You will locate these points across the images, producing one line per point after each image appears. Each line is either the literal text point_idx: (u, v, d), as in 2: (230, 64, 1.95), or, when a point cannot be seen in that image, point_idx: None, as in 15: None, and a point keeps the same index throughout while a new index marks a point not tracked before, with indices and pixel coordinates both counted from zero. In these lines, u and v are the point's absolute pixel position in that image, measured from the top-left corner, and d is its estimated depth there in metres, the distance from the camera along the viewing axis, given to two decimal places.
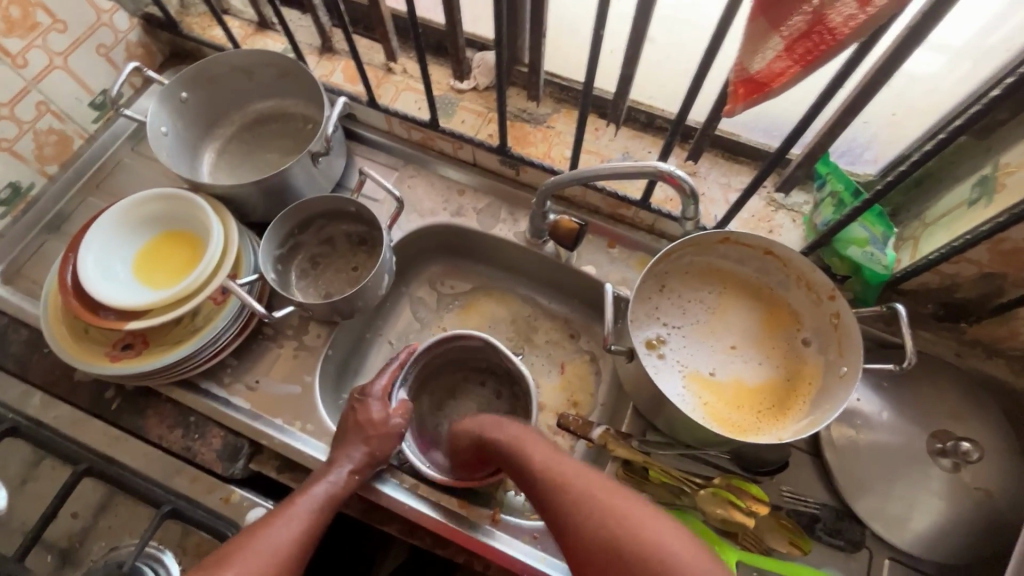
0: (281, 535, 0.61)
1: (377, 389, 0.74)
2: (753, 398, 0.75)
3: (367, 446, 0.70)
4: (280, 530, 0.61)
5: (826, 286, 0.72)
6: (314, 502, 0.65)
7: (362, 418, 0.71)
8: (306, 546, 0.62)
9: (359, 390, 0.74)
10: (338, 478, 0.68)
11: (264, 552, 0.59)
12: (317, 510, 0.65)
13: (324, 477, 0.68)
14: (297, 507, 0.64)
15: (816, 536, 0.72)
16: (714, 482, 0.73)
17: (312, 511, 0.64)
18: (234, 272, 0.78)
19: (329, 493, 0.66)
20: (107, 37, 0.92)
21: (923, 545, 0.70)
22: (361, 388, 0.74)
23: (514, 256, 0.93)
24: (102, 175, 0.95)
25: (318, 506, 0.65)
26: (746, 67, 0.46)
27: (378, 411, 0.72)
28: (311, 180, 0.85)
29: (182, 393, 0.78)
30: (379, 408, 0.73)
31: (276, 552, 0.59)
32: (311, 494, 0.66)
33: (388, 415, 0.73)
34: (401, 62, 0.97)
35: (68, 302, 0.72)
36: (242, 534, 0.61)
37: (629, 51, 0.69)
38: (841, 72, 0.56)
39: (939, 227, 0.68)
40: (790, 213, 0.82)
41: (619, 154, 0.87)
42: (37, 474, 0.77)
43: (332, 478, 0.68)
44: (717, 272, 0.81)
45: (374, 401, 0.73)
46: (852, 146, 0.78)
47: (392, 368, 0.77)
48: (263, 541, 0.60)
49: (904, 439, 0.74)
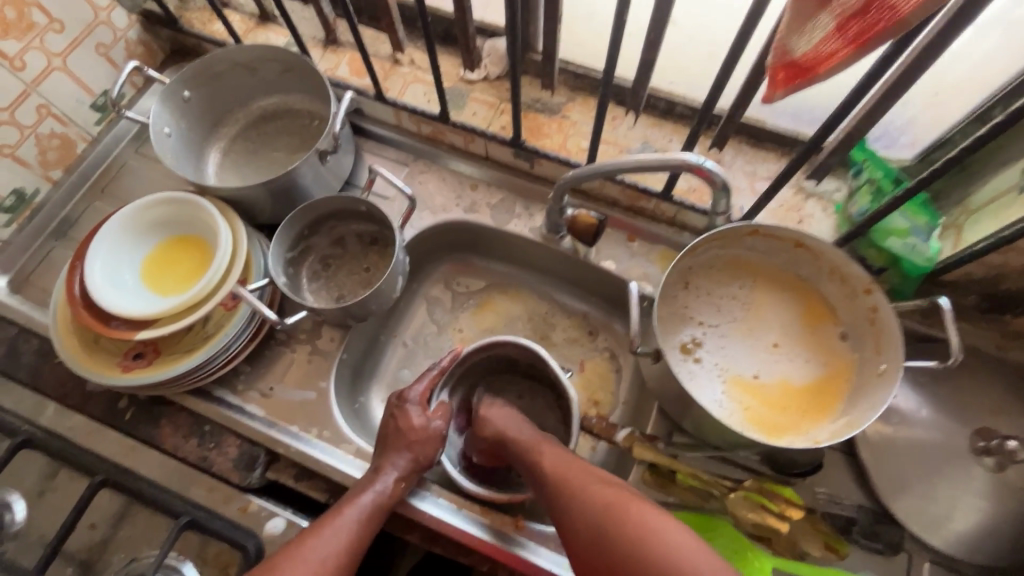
0: (328, 546, 0.60)
1: (417, 393, 0.73)
2: (799, 397, 0.71)
3: (410, 453, 0.69)
4: (327, 542, 0.61)
5: (862, 279, 0.68)
6: (360, 513, 0.64)
7: (403, 425, 0.70)
8: (352, 555, 0.62)
9: (398, 395, 0.74)
10: (384, 487, 0.66)
11: (311, 564, 0.59)
12: (363, 520, 0.64)
13: (371, 485, 0.66)
14: (343, 517, 0.63)
15: (853, 539, 0.69)
16: (745, 484, 0.70)
17: (358, 520, 0.63)
18: (244, 277, 0.76)
19: (375, 503, 0.65)
20: (105, 36, 0.89)
21: (965, 548, 0.67)
22: (399, 393, 0.74)
23: (530, 252, 0.90)
24: (107, 178, 0.93)
25: (363, 515, 0.64)
26: (789, 49, 0.43)
27: (417, 416, 0.71)
28: (320, 180, 0.82)
29: (194, 401, 0.77)
30: (418, 414, 0.72)
31: (324, 564, 0.59)
32: (357, 504, 0.64)
33: (428, 420, 0.72)
34: (408, 53, 0.93)
35: (78, 313, 0.70)
36: (291, 543, 0.61)
37: (651, 35, 0.64)
38: (888, 53, 0.52)
39: (986, 214, 0.65)
40: (820, 202, 0.78)
41: (638, 143, 0.83)
42: (54, 485, 0.76)
43: (379, 487, 0.66)
44: (750, 266, 0.78)
45: (413, 406, 0.72)
46: (889, 129, 0.73)
47: (432, 373, 0.75)
48: (310, 553, 0.59)
49: (944, 437, 0.70)
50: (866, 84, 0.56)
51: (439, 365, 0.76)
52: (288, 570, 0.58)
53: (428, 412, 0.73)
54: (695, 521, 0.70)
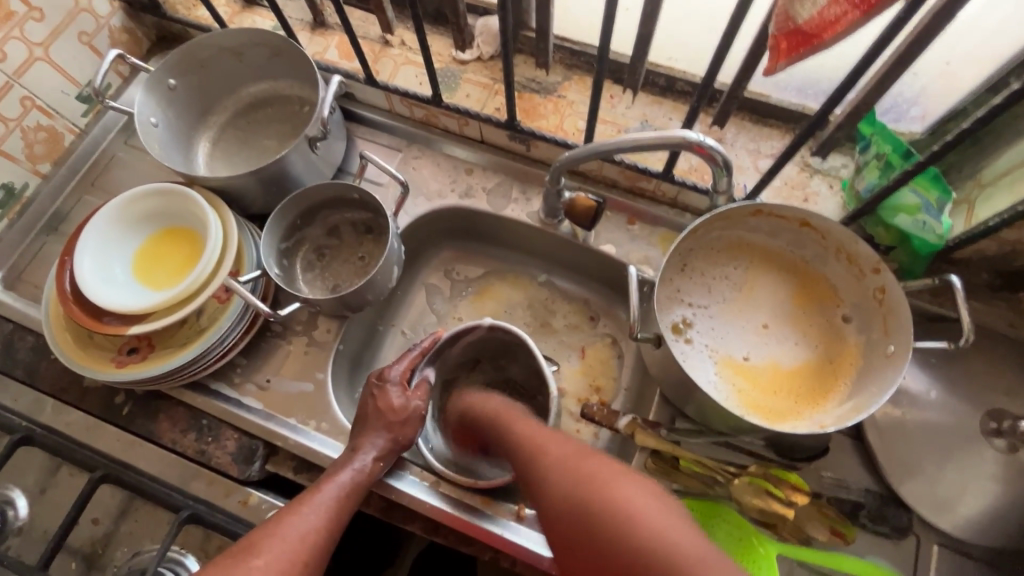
0: (308, 522, 0.59)
1: (398, 372, 0.72)
2: (791, 380, 0.70)
3: (389, 433, 0.68)
4: (305, 519, 0.59)
5: (871, 259, 0.66)
6: (338, 490, 0.63)
7: (382, 405, 0.69)
8: (330, 533, 0.60)
9: (377, 374, 0.72)
10: (362, 465, 0.66)
11: (291, 541, 0.57)
12: (340, 498, 0.63)
13: (348, 464, 0.66)
14: (321, 495, 0.62)
15: (860, 524, 0.68)
16: (750, 470, 0.69)
17: (336, 498, 0.62)
18: (237, 268, 0.74)
19: (354, 480, 0.64)
20: (88, 24, 0.87)
21: (976, 531, 0.66)
22: (378, 372, 0.72)
23: (527, 237, 0.88)
24: (97, 171, 0.92)
25: (341, 493, 0.63)
26: (792, 16, 0.40)
27: (397, 397, 0.70)
28: (311, 168, 0.80)
29: (191, 395, 0.76)
30: (399, 394, 0.71)
31: (304, 540, 0.58)
32: (336, 481, 0.64)
33: (408, 400, 0.71)
34: (398, 34, 0.90)
35: (70, 310, 0.69)
36: (267, 522, 0.59)
37: (648, 6, 0.62)
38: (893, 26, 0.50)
39: (999, 188, 0.62)
40: (826, 178, 0.76)
41: (637, 122, 0.80)
42: (55, 482, 0.76)
43: (356, 464, 0.65)
44: (744, 246, 0.76)
45: (393, 386, 0.71)
46: (898, 101, 0.70)
47: (413, 354, 0.74)
48: (291, 530, 0.58)
49: (955, 418, 0.69)
50: (875, 53, 0.53)
51: (420, 347, 0.75)
52: (268, 549, 0.56)
53: (408, 391, 0.72)
54: (700, 508, 0.69)
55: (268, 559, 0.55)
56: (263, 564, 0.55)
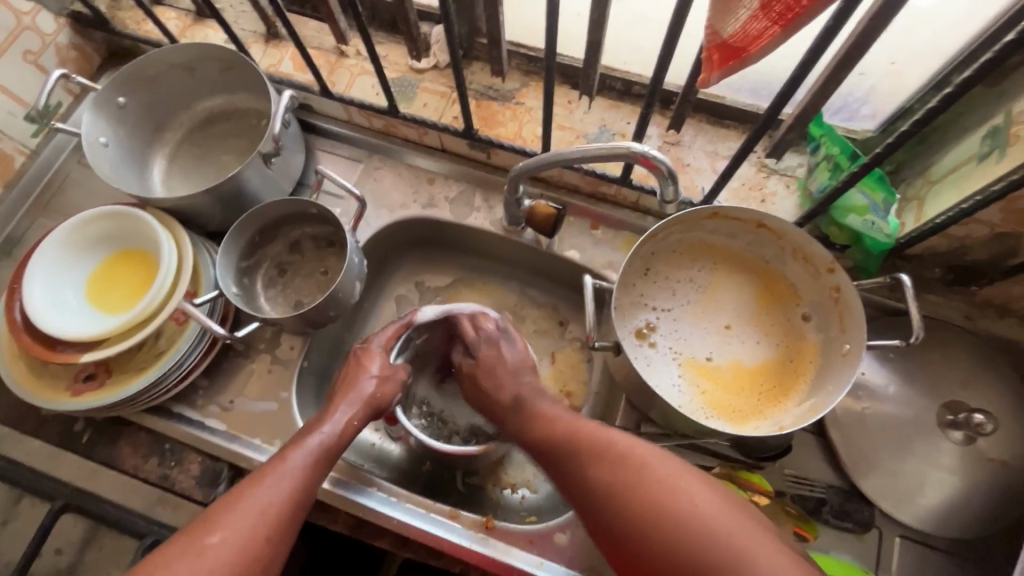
0: (271, 494, 0.56)
1: (381, 338, 0.74)
2: (753, 379, 0.71)
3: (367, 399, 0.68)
4: (270, 489, 0.57)
5: (823, 258, 0.66)
6: (308, 456, 0.61)
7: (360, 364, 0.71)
8: (298, 503, 0.58)
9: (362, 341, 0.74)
10: (334, 427, 0.64)
11: (251, 513, 0.55)
12: (309, 464, 0.60)
13: (317, 430, 0.64)
14: (288, 463, 0.59)
15: (824, 520, 0.69)
16: (714, 472, 0.70)
17: (304, 465, 0.60)
18: (194, 289, 0.73)
19: (324, 445, 0.63)
20: (33, 42, 0.85)
21: (936, 522, 0.67)
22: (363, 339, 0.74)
23: (492, 245, 0.87)
24: (51, 193, 0.90)
25: (310, 459, 0.61)
26: (718, 30, 0.41)
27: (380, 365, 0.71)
28: (268, 182, 0.79)
29: (151, 420, 0.74)
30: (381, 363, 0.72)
31: (266, 512, 0.55)
32: (304, 447, 0.61)
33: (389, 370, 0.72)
34: (353, 43, 0.89)
35: (23, 341, 0.68)
36: (229, 495, 0.56)
37: (593, 15, 0.61)
38: (822, 39, 0.50)
39: (946, 185, 0.63)
40: (782, 178, 0.76)
41: (595, 127, 0.80)
42: (17, 513, 0.74)
43: (327, 428, 0.64)
44: (706, 248, 0.76)
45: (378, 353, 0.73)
46: (848, 101, 0.71)
47: (396, 325, 0.75)
48: (253, 501, 0.55)
49: (913, 411, 0.70)
50: (812, 59, 0.53)
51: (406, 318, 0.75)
52: (226, 523, 0.54)
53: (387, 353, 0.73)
54: None
55: (229, 531, 0.53)
56: (220, 538, 0.52)
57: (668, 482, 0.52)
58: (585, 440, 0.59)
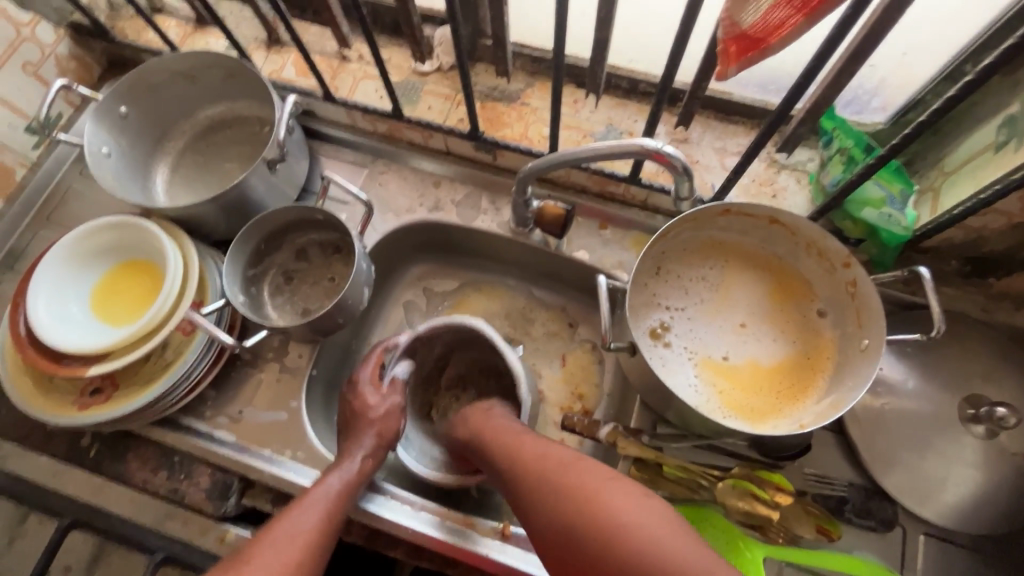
0: (299, 524, 0.58)
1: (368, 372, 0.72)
2: (771, 378, 0.70)
3: (375, 432, 0.68)
4: (297, 519, 0.58)
5: (839, 253, 0.65)
6: (329, 492, 0.62)
7: (359, 407, 0.70)
8: (324, 536, 0.58)
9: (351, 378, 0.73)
10: (351, 466, 0.65)
11: (282, 542, 0.55)
12: (333, 500, 0.61)
13: (336, 469, 0.65)
14: (311, 498, 0.61)
15: (846, 519, 0.68)
16: (733, 472, 0.68)
17: (327, 501, 0.61)
18: (200, 299, 0.72)
19: (344, 482, 0.63)
20: (33, 53, 0.84)
21: (960, 519, 0.66)
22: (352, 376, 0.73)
23: (500, 248, 0.86)
24: (52, 205, 0.89)
25: (331, 496, 0.62)
26: (737, 20, 0.40)
27: (373, 397, 0.70)
28: (273, 190, 0.78)
29: (160, 432, 0.73)
30: (374, 395, 0.71)
31: (296, 540, 0.56)
32: (324, 484, 0.62)
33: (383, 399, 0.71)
34: (356, 47, 0.88)
35: (27, 354, 0.67)
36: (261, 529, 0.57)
37: (602, 12, 0.61)
38: (837, 31, 0.49)
39: (962, 176, 0.62)
40: (793, 173, 0.75)
41: (602, 126, 0.79)
42: (24, 530, 0.73)
43: (346, 466, 0.65)
44: (716, 245, 0.75)
45: (368, 389, 0.71)
46: (859, 94, 0.70)
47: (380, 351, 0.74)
48: (282, 531, 0.57)
49: (933, 407, 0.68)
50: (824, 54, 0.52)
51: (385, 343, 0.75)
52: (258, 553, 0.54)
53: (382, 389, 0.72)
54: (685, 514, 0.68)
55: (261, 559, 0.53)
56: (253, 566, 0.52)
57: (589, 490, 0.49)
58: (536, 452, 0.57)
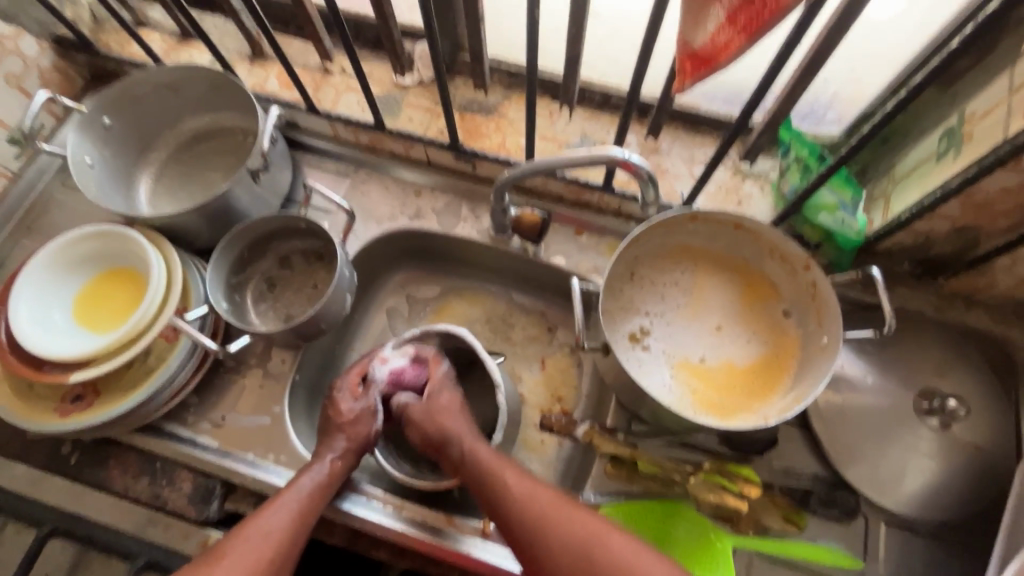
0: (271, 522, 0.60)
1: (348, 380, 0.73)
2: (743, 376, 0.73)
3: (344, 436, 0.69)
4: (270, 518, 0.60)
5: (800, 256, 0.69)
6: (301, 493, 0.63)
7: (332, 413, 0.71)
8: (297, 532, 0.61)
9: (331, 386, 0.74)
10: (322, 467, 0.66)
11: (253, 540, 0.58)
12: (304, 499, 0.63)
13: (309, 469, 0.66)
14: (284, 496, 0.63)
15: (812, 510, 0.71)
16: (704, 467, 0.72)
17: (299, 500, 0.63)
18: (183, 305, 0.73)
19: (316, 483, 0.65)
20: (16, 65, 0.85)
21: (918, 507, 0.69)
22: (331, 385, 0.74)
23: (480, 254, 0.89)
24: (34, 214, 0.89)
25: (305, 495, 0.63)
26: (689, 41, 0.43)
27: (347, 403, 0.72)
28: (257, 199, 0.80)
29: (143, 439, 0.74)
30: (349, 401, 0.72)
31: (268, 537, 0.59)
32: (297, 486, 0.64)
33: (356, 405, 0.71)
34: (338, 61, 0.91)
35: (8, 362, 0.67)
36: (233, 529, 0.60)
37: (572, 30, 0.64)
38: (785, 49, 0.53)
39: (909, 183, 0.66)
40: (757, 181, 0.80)
41: (577, 137, 0.83)
42: (1, 540, 0.72)
43: (318, 467, 0.66)
44: (689, 251, 0.79)
45: (345, 396, 0.72)
46: (815, 106, 0.74)
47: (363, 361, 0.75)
48: (255, 529, 0.59)
49: (891, 401, 0.72)
50: (775, 70, 0.56)
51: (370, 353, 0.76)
52: (233, 552, 0.57)
53: (359, 394, 0.73)
54: (660, 508, 0.71)
55: (235, 560, 0.57)
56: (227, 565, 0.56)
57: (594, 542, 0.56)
58: (527, 512, 0.59)
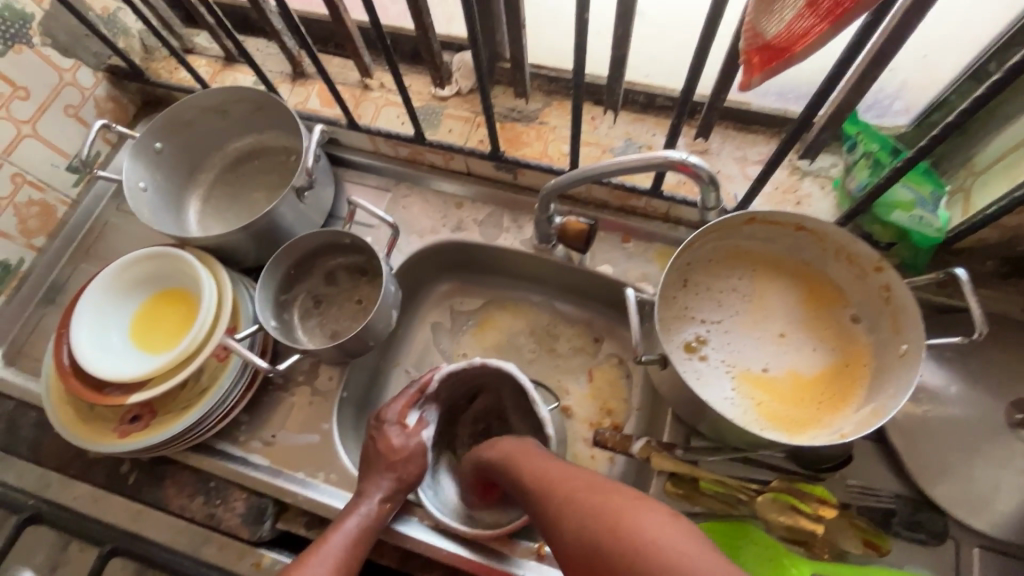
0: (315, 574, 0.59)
1: (394, 411, 0.71)
2: (812, 388, 0.68)
3: (393, 473, 0.67)
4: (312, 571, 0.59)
5: (871, 258, 0.64)
6: (345, 537, 0.63)
7: (378, 440, 0.70)
8: None
9: (375, 415, 0.72)
10: (368, 509, 0.65)
11: None
12: (348, 545, 0.63)
13: (355, 509, 0.65)
14: (329, 544, 0.62)
15: (894, 532, 0.65)
16: (773, 485, 0.67)
17: (344, 545, 0.62)
18: (233, 325, 0.74)
19: (362, 526, 0.64)
20: (73, 97, 0.88)
21: (1017, 530, 0.63)
22: (376, 414, 0.72)
23: (523, 265, 0.87)
24: (91, 239, 0.92)
25: (349, 540, 0.63)
26: (759, 32, 0.41)
27: (397, 436, 0.70)
28: (302, 217, 0.80)
29: (197, 458, 0.74)
30: (397, 432, 0.70)
31: None
32: (343, 528, 0.63)
33: (407, 438, 0.70)
34: (377, 76, 0.92)
35: (71, 385, 0.69)
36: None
37: (619, 31, 0.62)
38: (857, 39, 0.49)
39: (995, 174, 0.61)
40: (817, 179, 0.75)
41: (621, 141, 0.80)
42: (66, 559, 0.74)
43: (363, 509, 0.65)
44: (745, 255, 0.75)
45: (391, 426, 0.71)
46: (880, 98, 0.70)
47: (409, 391, 0.73)
48: None
49: (979, 412, 0.66)
50: (848, 59, 0.52)
51: (419, 383, 0.73)
52: None
53: (408, 430, 0.71)
54: (726, 529, 0.66)
55: None
56: None
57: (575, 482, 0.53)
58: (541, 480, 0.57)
